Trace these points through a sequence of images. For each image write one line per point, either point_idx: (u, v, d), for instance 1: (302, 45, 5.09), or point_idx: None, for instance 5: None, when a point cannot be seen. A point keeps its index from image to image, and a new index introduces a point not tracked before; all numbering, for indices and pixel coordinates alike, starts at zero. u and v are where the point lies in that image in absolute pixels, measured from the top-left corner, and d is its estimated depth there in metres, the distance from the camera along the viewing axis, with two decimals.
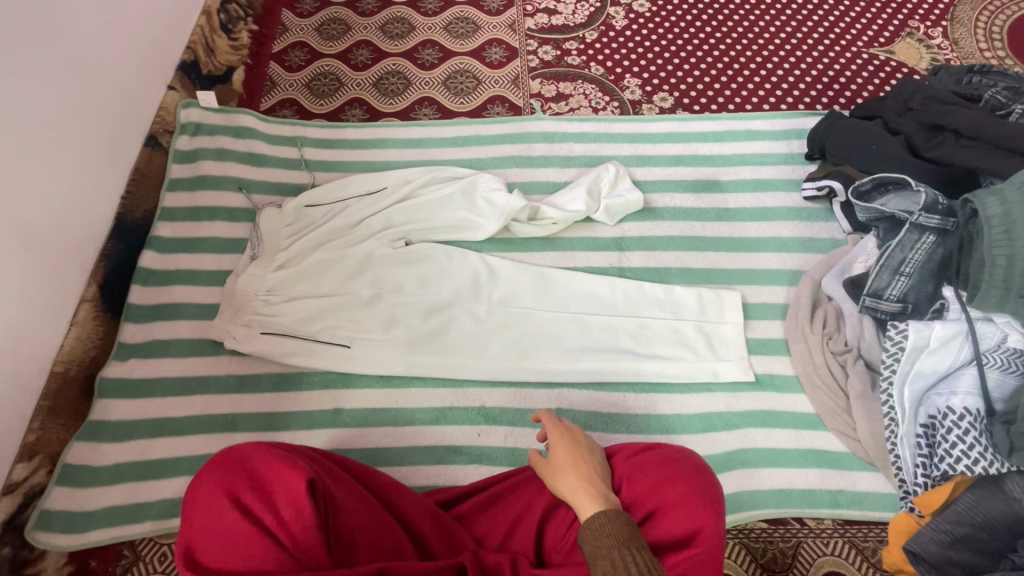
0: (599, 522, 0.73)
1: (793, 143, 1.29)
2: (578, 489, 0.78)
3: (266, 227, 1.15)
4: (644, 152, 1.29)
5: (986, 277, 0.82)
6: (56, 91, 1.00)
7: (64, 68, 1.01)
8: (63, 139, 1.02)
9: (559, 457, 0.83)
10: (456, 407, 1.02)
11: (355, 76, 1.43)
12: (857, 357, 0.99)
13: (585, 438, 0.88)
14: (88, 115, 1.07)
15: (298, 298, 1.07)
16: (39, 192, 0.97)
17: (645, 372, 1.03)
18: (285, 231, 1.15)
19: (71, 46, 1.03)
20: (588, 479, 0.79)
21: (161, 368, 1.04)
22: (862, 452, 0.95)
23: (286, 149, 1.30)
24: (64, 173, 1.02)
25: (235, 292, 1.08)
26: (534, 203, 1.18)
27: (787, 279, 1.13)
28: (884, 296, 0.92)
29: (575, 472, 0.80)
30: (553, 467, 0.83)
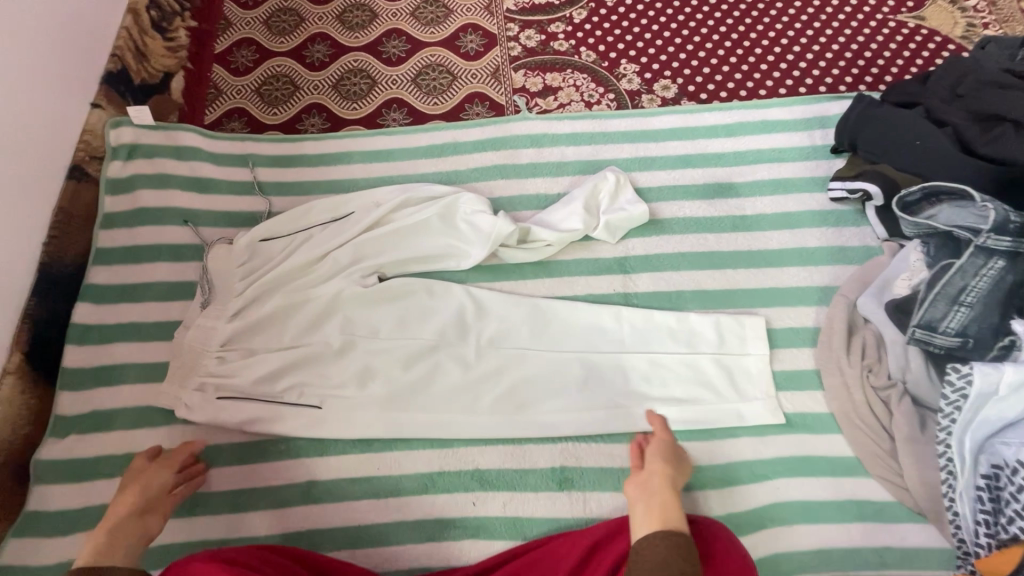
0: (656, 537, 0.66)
1: (815, 133, 1.13)
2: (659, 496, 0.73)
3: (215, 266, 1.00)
4: (646, 153, 1.12)
5: None
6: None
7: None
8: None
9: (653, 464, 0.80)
10: (446, 472, 0.88)
11: (312, 77, 1.25)
12: (904, 393, 0.86)
13: (683, 464, 0.82)
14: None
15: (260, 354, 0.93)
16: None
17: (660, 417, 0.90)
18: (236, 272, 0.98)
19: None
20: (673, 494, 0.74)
21: (106, 443, 0.91)
22: (911, 503, 0.83)
23: (237, 170, 1.13)
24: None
25: (184, 349, 0.94)
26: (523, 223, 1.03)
27: (816, 297, 0.99)
28: (938, 329, 0.79)
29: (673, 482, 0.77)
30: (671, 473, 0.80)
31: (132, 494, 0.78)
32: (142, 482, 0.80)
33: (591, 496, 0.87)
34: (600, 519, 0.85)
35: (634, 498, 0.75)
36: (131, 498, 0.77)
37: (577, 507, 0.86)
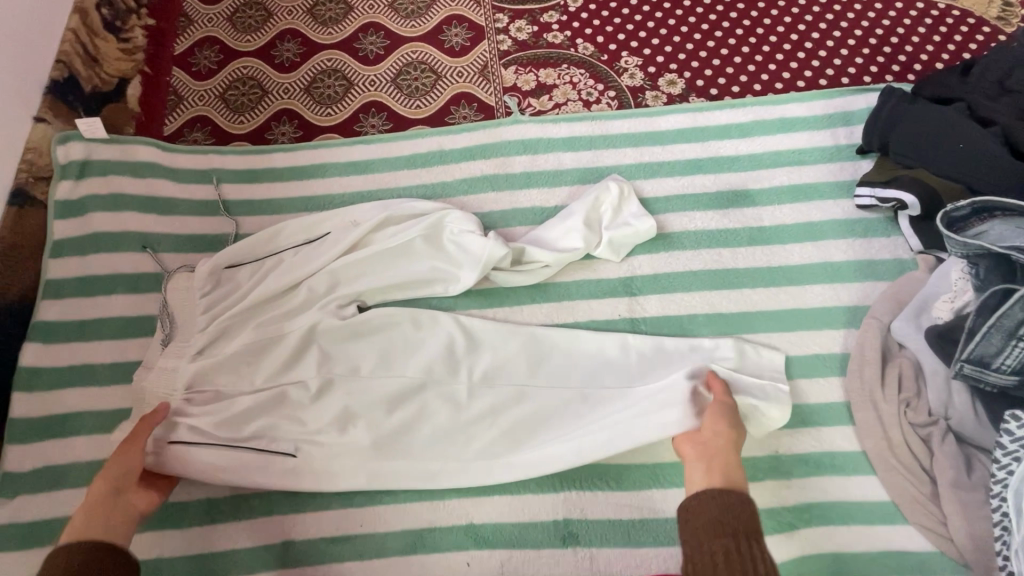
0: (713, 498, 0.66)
1: (838, 131, 1.01)
2: (715, 462, 0.71)
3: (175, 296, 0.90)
4: (652, 158, 1.01)
5: None
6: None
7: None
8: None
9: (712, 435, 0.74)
10: (437, 528, 0.80)
11: (282, 80, 1.13)
12: (947, 431, 0.77)
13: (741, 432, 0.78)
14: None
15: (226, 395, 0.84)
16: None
17: (653, 424, 0.77)
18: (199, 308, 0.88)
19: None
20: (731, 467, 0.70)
21: (59, 504, 0.82)
22: (956, 554, 0.74)
23: (200, 187, 1.03)
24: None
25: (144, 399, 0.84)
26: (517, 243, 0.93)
27: (844, 319, 0.89)
28: (992, 366, 0.70)
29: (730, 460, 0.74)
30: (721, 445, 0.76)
31: (99, 483, 0.72)
32: (107, 468, 0.74)
33: (599, 553, 0.78)
34: None
35: (689, 455, 0.74)
36: (106, 481, 0.72)
37: (582, 565, 0.78)
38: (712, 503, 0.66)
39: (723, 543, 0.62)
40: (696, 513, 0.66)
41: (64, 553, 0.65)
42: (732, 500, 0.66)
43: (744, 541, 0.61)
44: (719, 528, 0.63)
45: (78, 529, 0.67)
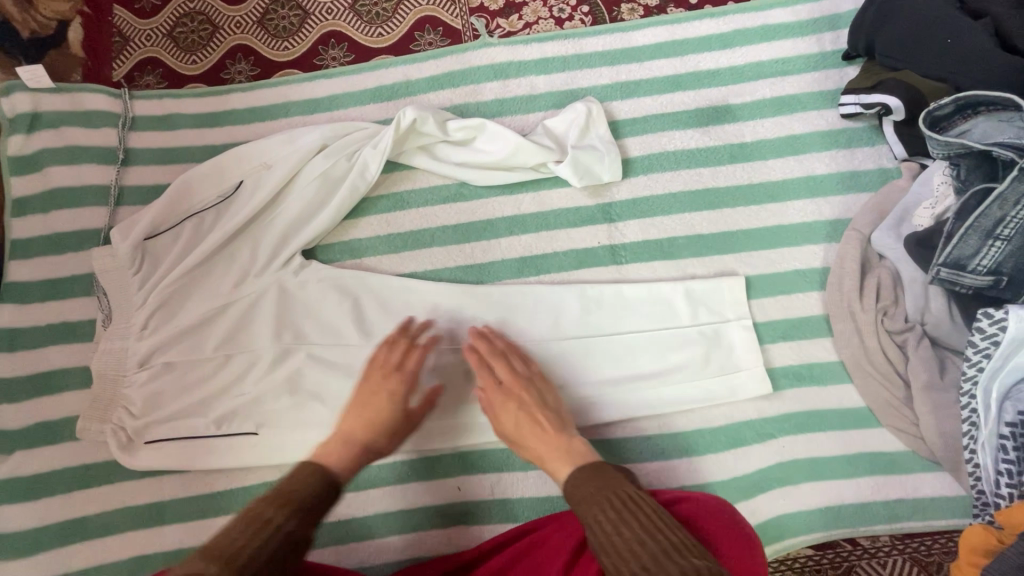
0: (575, 485, 0.65)
1: (823, 37, 0.96)
2: (528, 423, 0.73)
3: (103, 346, 0.83)
4: (629, 77, 0.96)
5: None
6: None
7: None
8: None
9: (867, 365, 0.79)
10: (427, 458, 0.83)
11: (232, 12, 1.05)
12: (921, 336, 0.78)
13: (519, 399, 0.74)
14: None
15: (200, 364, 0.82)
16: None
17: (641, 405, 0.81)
18: (133, 299, 0.83)
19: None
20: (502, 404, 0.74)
21: (57, 458, 0.83)
22: (925, 451, 0.78)
23: (161, 135, 0.98)
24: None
25: (102, 390, 0.82)
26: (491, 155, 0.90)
27: (825, 233, 0.88)
28: (968, 268, 0.69)
29: (512, 419, 0.73)
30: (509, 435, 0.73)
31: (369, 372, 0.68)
32: None
33: None
34: None
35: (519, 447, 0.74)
36: None
37: None
38: (581, 479, 0.66)
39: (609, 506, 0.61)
40: (586, 506, 0.62)
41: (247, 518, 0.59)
42: (602, 469, 0.67)
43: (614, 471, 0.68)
44: (590, 472, 0.67)
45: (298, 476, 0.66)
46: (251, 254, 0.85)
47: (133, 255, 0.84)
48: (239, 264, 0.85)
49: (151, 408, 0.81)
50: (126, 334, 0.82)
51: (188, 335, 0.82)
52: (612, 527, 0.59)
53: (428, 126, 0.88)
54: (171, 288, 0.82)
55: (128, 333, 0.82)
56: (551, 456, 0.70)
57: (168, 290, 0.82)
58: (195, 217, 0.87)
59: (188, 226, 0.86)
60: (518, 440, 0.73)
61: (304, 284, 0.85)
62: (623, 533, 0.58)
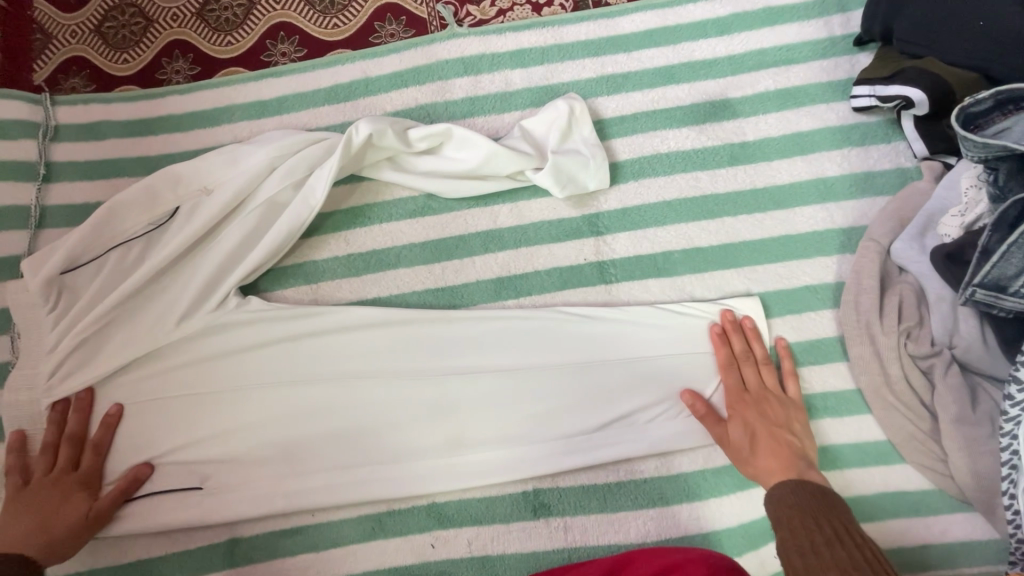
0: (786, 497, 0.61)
1: (833, 20, 0.85)
2: (765, 433, 0.68)
3: (6, 397, 0.72)
4: (616, 70, 0.86)
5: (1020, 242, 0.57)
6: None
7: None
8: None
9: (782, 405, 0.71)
10: (396, 510, 0.73)
11: (166, 3, 0.93)
12: (950, 362, 0.69)
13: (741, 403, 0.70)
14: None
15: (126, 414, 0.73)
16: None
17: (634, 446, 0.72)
18: (46, 340, 0.73)
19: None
20: (750, 401, 0.71)
21: None
22: (955, 491, 0.69)
23: (87, 147, 0.87)
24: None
25: (10, 447, 0.72)
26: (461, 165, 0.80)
27: (838, 244, 0.78)
28: (1010, 291, 0.60)
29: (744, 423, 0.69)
30: (741, 450, 0.69)
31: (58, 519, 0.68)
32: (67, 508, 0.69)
33: (573, 522, 0.72)
34: (587, 548, 0.72)
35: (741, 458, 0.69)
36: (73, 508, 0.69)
37: (557, 535, 0.72)
38: (799, 488, 0.61)
39: (840, 526, 0.55)
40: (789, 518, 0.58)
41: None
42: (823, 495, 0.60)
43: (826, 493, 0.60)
44: (786, 501, 0.60)
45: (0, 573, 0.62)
46: (186, 285, 0.76)
47: (48, 291, 0.74)
48: (175, 298, 0.76)
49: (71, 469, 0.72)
50: (33, 382, 0.73)
51: (122, 378, 0.74)
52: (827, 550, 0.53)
53: (388, 140, 0.77)
54: (93, 328, 0.73)
55: (36, 381, 0.73)
56: (774, 468, 0.66)
57: (86, 331, 0.73)
58: (122, 247, 0.77)
59: (112, 256, 0.77)
60: (761, 450, 0.68)
61: (252, 315, 0.75)
62: (810, 557, 0.53)
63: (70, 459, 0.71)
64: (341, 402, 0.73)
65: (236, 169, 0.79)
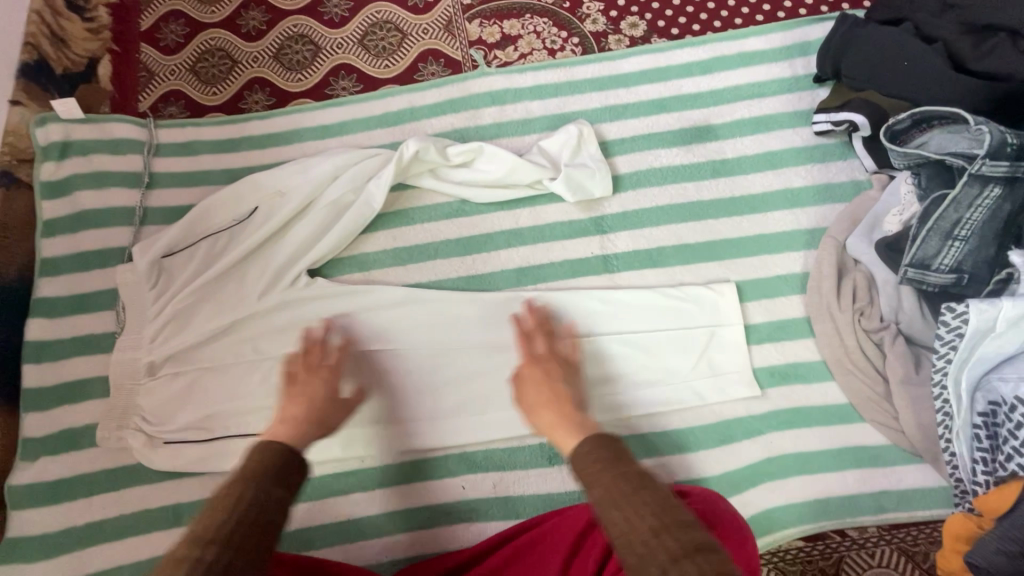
0: (586, 454, 0.60)
1: (796, 62, 1.04)
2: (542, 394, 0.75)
3: (115, 357, 0.89)
4: (617, 101, 1.04)
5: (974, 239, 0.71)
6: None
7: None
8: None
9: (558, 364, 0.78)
10: (432, 458, 0.87)
11: (250, 49, 1.14)
12: (897, 334, 0.83)
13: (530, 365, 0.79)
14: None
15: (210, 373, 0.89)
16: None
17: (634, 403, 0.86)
18: (149, 311, 0.90)
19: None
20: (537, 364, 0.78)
21: (78, 463, 0.87)
22: (906, 444, 0.82)
23: (182, 161, 1.05)
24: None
25: (118, 397, 0.88)
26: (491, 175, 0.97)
27: (804, 241, 0.94)
28: (932, 267, 0.74)
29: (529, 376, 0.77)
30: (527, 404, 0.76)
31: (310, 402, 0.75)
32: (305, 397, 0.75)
33: None
34: None
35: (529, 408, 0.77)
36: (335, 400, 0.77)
37: (568, 481, 0.85)
38: (593, 446, 0.61)
39: (616, 478, 0.56)
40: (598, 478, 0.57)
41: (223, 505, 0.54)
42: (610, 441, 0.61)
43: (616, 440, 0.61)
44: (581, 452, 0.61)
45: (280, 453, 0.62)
46: (263, 269, 0.92)
47: (150, 272, 0.91)
48: (255, 278, 0.92)
49: (163, 419, 0.87)
50: (137, 344, 0.89)
51: (209, 343, 0.89)
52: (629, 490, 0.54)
53: (430, 155, 0.95)
54: (185, 301, 0.90)
55: (139, 343, 0.89)
56: (564, 425, 0.70)
57: (182, 303, 0.89)
58: (211, 238, 0.94)
59: (203, 245, 0.94)
60: (539, 408, 0.75)
61: (316, 294, 0.91)
62: (624, 508, 0.53)
63: None
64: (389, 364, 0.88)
65: (306, 178, 0.97)
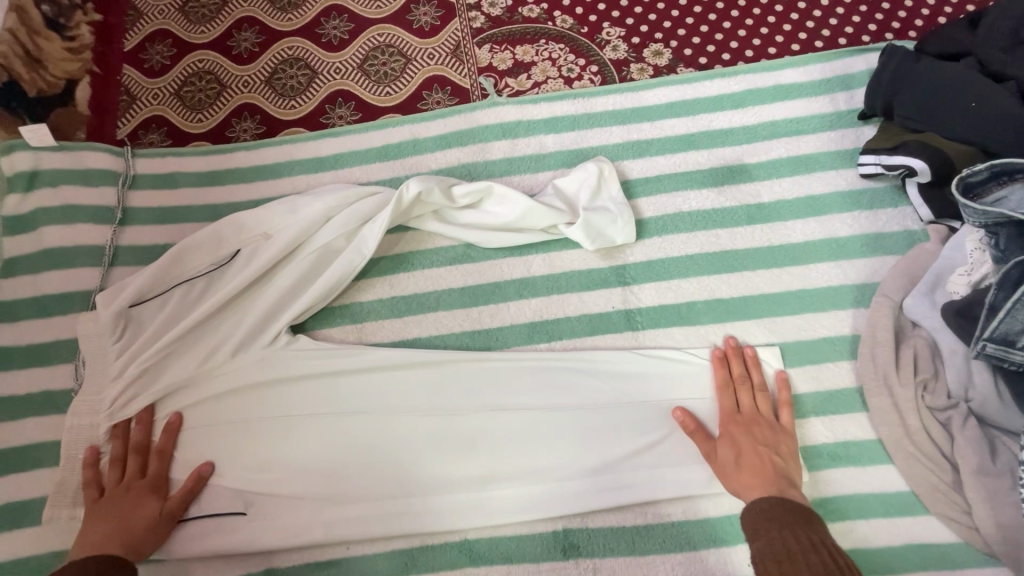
0: (761, 511, 0.65)
1: (838, 97, 0.95)
2: (743, 451, 0.73)
3: (69, 421, 0.78)
4: (641, 136, 0.95)
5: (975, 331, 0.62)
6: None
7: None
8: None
9: (780, 432, 0.75)
10: (429, 545, 0.76)
11: (240, 72, 1.06)
12: (967, 414, 0.72)
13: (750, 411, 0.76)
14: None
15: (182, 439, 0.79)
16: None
17: (661, 485, 0.75)
18: (110, 368, 0.80)
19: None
20: (750, 414, 0.76)
21: (21, 543, 0.76)
22: (981, 544, 0.70)
23: (160, 194, 0.96)
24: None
25: (72, 466, 0.77)
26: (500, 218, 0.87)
27: (852, 298, 0.83)
28: (1018, 345, 0.63)
29: (759, 430, 0.74)
30: (721, 459, 0.73)
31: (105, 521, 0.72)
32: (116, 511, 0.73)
33: (602, 563, 0.74)
34: None
35: (721, 459, 0.73)
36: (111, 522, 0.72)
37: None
38: (776, 508, 0.65)
39: (798, 536, 0.61)
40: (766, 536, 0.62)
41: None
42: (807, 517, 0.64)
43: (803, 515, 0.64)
44: (771, 515, 0.64)
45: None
46: (243, 321, 0.82)
47: (115, 322, 0.81)
48: (233, 331, 0.82)
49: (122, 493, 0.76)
50: (98, 407, 0.79)
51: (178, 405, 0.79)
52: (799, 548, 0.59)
53: (434, 197, 0.85)
54: (153, 356, 0.80)
55: (99, 405, 0.79)
56: (751, 482, 0.70)
57: (151, 359, 0.79)
58: (186, 284, 0.84)
59: (176, 293, 0.84)
60: (744, 462, 0.72)
61: (301, 351, 0.81)
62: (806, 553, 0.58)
63: (136, 469, 0.76)
64: (383, 434, 0.77)
65: (296, 220, 0.87)
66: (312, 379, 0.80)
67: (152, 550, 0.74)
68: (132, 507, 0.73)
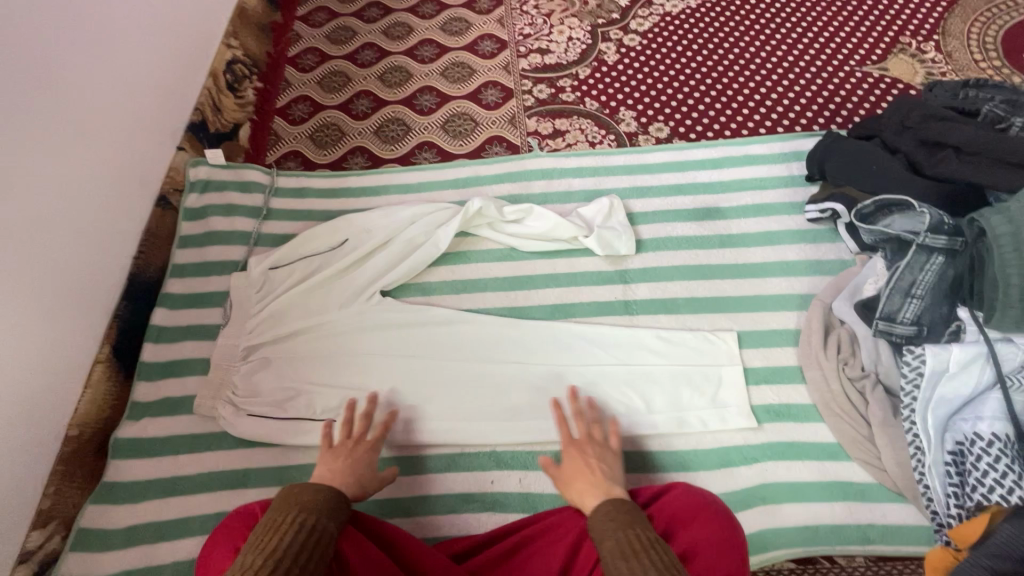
0: (607, 514, 0.74)
1: (792, 165, 1.28)
2: (576, 467, 0.86)
3: (220, 341, 1.10)
4: (644, 183, 1.29)
5: (1001, 297, 0.82)
6: (61, 146, 1.00)
7: (70, 125, 1.02)
8: (68, 196, 1.02)
9: (608, 454, 0.88)
10: (467, 453, 1.01)
11: (356, 125, 1.48)
12: (875, 383, 0.97)
13: (581, 441, 0.90)
14: (92, 165, 1.08)
15: (294, 363, 1.07)
16: (44, 255, 0.96)
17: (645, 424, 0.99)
18: (253, 309, 1.12)
19: (73, 103, 1.03)
20: (578, 445, 0.89)
21: (171, 425, 1.04)
22: (890, 482, 0.92)
23: (293, 201, 1.33)
24: (68, 232, 1.02)
25: (216, 374, 1.07)
26: (534, 231, 1.20)
27: (797, 303, 1.11)
28: (897, 319, 0.91)
29: (576, 454, 0.88)
30: (562, 476, 0.87)
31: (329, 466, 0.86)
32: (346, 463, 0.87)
33: None
34: None
35: (560, 475, 0.87)
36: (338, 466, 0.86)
37: None
38: (614, 507, 0.75)
39: (629, 533, 0.70)
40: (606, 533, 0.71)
41: (283, 526, 0.70)
42: (631, 509, 0.74)
43: (626, 511, 0.74)
44: (604, 517, 0.74)
45: (326, 496, 0.76)
46: (348, 285, 1.14)
47: (260, 279, 1.15)
48: (340, 290, 1.13)
49: (249, 395, 1.04)
50: (239, 334, 1.10)
51: (294, 338, 1.09)
52: (634, 549, 0.68)
53: (490, 212, 1.19)
54: (283, 303, 1.12)
55: (241, 333, 1.10)
56: (590, 489, 0.81)
57: (281, 305, 1.11)
58: (306, 259, 1.17)
59: (303, 262, 1.16)
60: (571, 478, 0.85)
61: (387, 309, 1.12)
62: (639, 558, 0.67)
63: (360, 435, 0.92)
64: (441, 370, 1.06)
65: (392, 222, 1.21)
66: (392, 328, 1.10)
67: (266, 437, 1.02)
68: (357, 460, 0.88)
